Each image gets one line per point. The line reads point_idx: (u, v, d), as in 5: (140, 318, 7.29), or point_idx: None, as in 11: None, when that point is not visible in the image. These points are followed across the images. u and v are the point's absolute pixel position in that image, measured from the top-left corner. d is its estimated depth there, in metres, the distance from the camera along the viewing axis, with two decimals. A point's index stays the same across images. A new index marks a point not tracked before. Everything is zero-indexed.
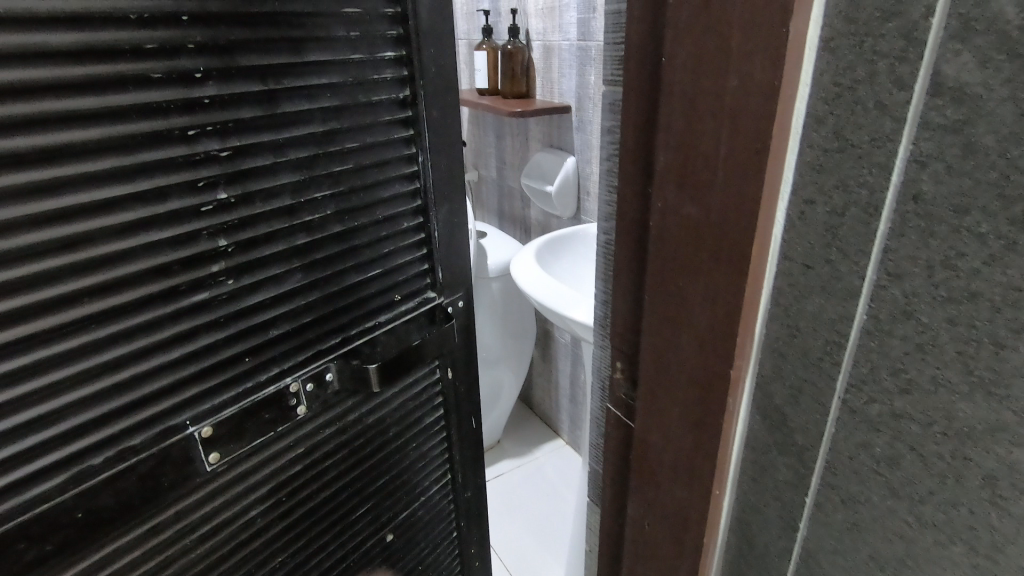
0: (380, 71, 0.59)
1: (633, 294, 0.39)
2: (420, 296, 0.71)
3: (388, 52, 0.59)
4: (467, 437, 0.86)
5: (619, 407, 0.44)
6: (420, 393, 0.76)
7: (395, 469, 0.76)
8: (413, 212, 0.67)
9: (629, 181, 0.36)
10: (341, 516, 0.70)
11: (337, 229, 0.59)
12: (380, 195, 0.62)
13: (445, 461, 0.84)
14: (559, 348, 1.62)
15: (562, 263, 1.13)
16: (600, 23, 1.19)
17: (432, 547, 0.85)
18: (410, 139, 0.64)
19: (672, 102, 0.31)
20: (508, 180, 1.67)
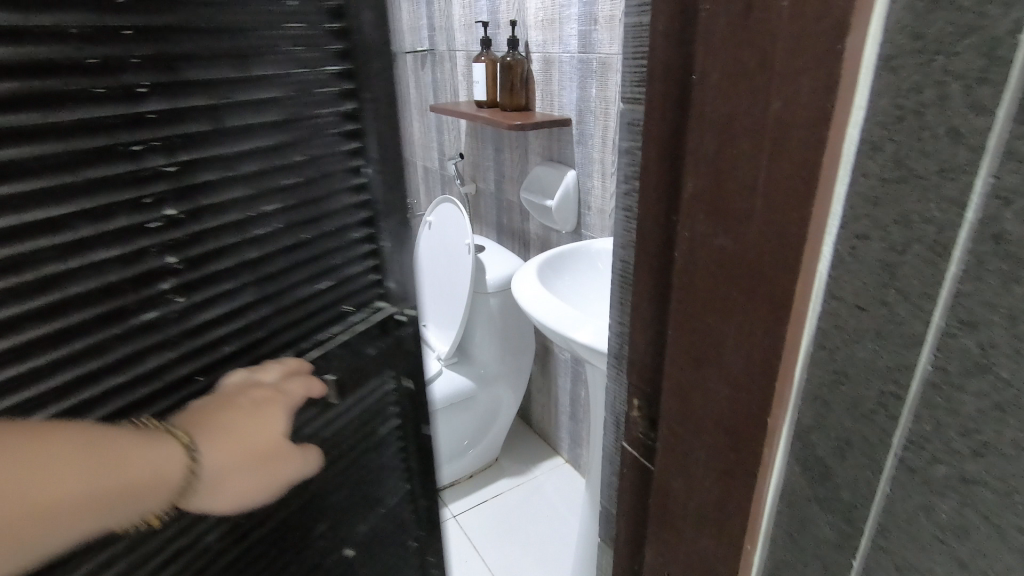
0: (326, 83, 0.56)
1: (655, 329, 0.36)
2: (370, 304, 0.69)
3: (331, 63, 0.56)
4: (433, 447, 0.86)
5: (636, 446, 0.41)
6: (375, 403, 0.74)
7: (353, 482, 0.74)
8: (363, 224, 0.65)
9: (651, 208, 0.33)
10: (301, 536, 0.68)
11: (288, 243, 0.57)
12: (330, 207, 0.60)
13: (402, 470, 0.82)
14: (559, 365, 1.59)
15: (565, 281, 1.10)
16: (602, 36, 1.17)
17: (391, 560, 0.84)
18: (358, 151, 0.62)
19: (703, 124, 0.28)
20: (506, 193, 1.65)
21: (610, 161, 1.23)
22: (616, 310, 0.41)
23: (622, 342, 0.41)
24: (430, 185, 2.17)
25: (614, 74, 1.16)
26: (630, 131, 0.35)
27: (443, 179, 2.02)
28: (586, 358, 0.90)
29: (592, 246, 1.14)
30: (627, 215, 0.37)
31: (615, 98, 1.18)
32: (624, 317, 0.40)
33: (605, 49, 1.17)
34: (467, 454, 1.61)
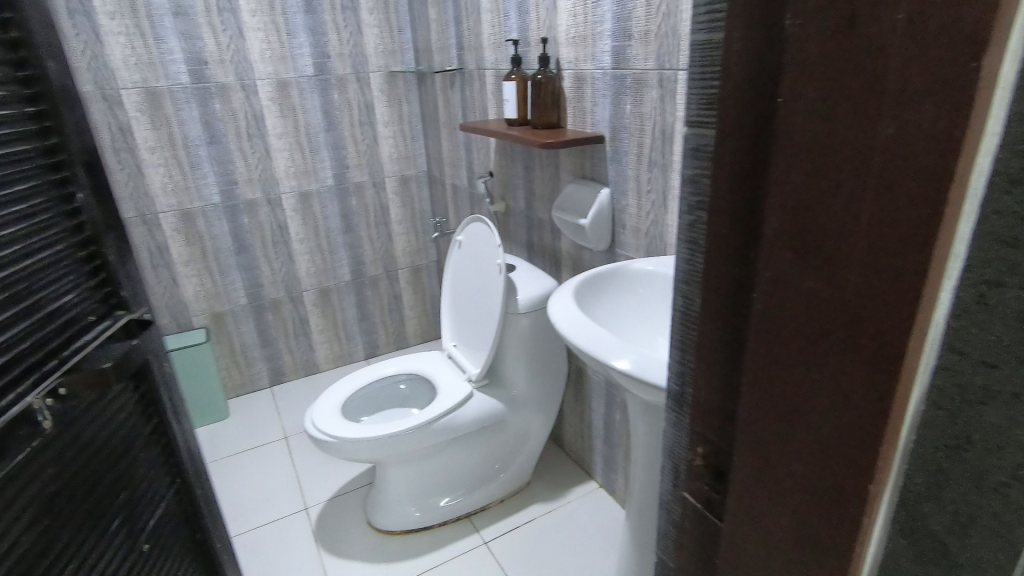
0: (24, 125, 0.68)
1: (725, 374, 0.32)
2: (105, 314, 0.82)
3: (27, 108, 0.69)
4: (184, 449, 0.98)
5: (698, 498, 0.37)
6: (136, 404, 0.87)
7: (134, 475, 0.86)
8: (78, 244, 0.78)
9: (723, 241, 0.30)
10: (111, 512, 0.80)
11: (21, 260, 0.68)
12: (47, 228, 0.72)
13: (170, 466, 0.95)
14: (592, 388, 1.55)
15: (602, 303, 1.07)
16: (636, 51, 1.15)
17: (178, 551, 0.96)
18: (65, 181, 0.75)
19: (791, 152, 0.25)
20: (537, 212, 1.63)
21: (645, 179, 1.20)
22: (676, 349, 0.38)
23: (682, 384, 0.38)
24: (459, 204, 2.16)
25: (649, 90, 1.14)
26: (694, 155, 0.32)
27: (472, 197, 2.01)
28: (626, 385, 0.87)
29: (630, 266, 1.10)
30: (691, 248, 0.34)
31: (650, 114, 1.15)
32: (685, 357, 0.37)
33: (640, 65, 1.14)
34: (497, 479, 1.62)
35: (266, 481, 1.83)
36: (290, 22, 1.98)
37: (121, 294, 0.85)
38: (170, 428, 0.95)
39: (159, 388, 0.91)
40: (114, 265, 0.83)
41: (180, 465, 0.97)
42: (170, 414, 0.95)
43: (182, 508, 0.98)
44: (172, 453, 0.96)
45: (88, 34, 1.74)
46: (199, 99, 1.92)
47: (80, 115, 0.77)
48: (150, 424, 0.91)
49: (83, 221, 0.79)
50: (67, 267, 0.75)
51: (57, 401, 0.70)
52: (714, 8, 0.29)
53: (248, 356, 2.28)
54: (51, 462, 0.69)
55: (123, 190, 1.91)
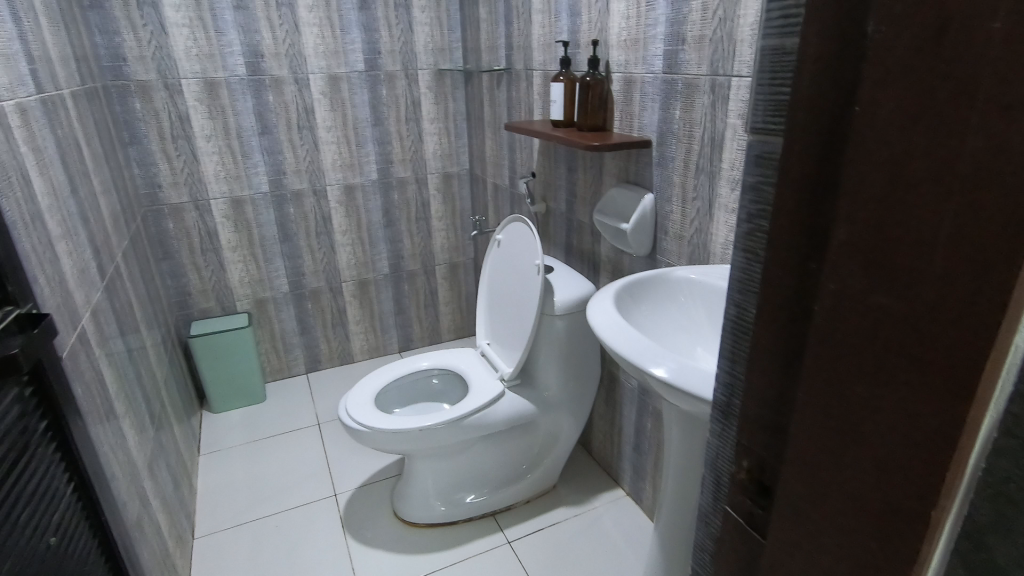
0: None
1: (777, 387, 0.32)
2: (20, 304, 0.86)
3: None
4: (85, 449, 0.99)
5: (739, 512, 0.36)
6: (25, 403, 0.87)
7: (32, 476, 0.85)
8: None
9: (782, 250, 0.30)
10: (13, 510, 0.79)
11: None
12: None
13: (66, 467, 0.95)
14: (625, 394, 1.54)
15: (642, 310, 1.05)
16: (689, 56, 1.13)
17: (80, 553, 0.95)
18: None
19: (865, 160, 0.24)
20: (578, 214, 1.62)
21: (691, 185, 1.18)
22: (725, 360, 0.37)
23: (729, 395, 0.37)
24: (499, 203, 2.17)
25: (701, 95, 1.12)
26: (759, 162, 0.31)
27: (513, 196, 2.02)
28: (663, 393, 0.86)
29: (672, 274, 1.09)
30: (748, 256, 0.33)
31: (700, 120, 1.13)
32: (735, 367, 0.36)
33: (692, 69, 1.13)
34: (523, 479, 1.62)
35: (299, 465, 1.88)
36: (343, 18, 2.02)
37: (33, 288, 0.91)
38: (68, 427, 0.95)
39: (54, 387, 0.92)
40: (1, 254, 0.84)
41: (82, 466, 0.98)
42: (71, 415, 0.95)
43: (84, 510, 0.99)
44: (73, 454, 0.96)
45: (155, 25, 1.81)
46: (254, 91, 1.99)
47: None
48: (46, 422, 0.91)
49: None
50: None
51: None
52: (789, 13, 0.28)
53: (286, 342, 2.34)
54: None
55: (178, 176, 1.99)
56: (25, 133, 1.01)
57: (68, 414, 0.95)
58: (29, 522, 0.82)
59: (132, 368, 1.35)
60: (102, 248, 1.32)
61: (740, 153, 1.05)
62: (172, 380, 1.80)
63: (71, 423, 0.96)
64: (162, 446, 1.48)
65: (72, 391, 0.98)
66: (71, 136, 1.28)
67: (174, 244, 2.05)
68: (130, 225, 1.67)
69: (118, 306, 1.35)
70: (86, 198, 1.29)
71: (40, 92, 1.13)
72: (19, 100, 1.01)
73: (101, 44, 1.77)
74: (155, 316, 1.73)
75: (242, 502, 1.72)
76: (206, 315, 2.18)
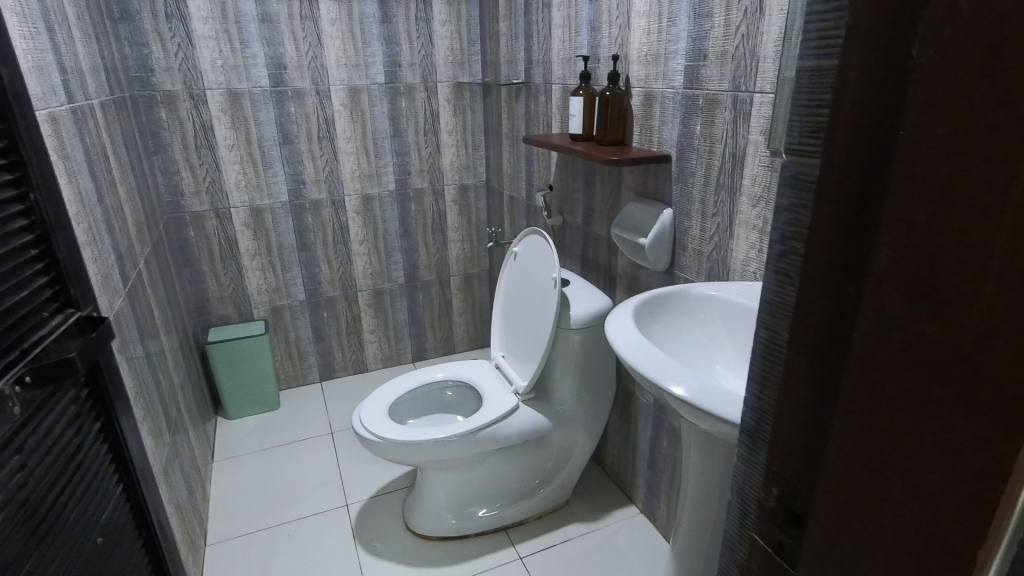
0: None
1: (812, 415, 0.31)
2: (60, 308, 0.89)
3: None
4: (129, 450, 1.04)
5: (769, 540, 0.35)
6: (81, 401, 0.92)
7: (88, 469, 0.90)
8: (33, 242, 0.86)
9: (818, 275, 0.29)
10: (73, 498, 0.85)
11: None
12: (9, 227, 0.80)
13: (114, 464, 1.00)
14: (640, 410, 1.52)
15: (662, 326, 1.05)
16: (710, 72, 1.13)
17: (127, 546, 0.99)
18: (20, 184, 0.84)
19: (908, 187, 0.24)
20: (595, 227, 1.62)
21: (711, 201, 1.18)
22: (754, 384, 0.36)
23: (757, 420, 0.36)
24: (515, 215, 2.18)
25: (721, 110, 1.12)
26: (793, 184, 0.31)
27: (529, 209, 2.02)
28: (682, 411, 0.85)
29: (691, 289, 1.08)
30: (781, 279, 0.32)
31: (721, 136, 1.13)
32: (764, 392, 0.35)
33: (713, 85, 1.13)
34: (536, 494, 1.61)
35: (311, 473, 1.88)
36: (366, 32, 2.05)
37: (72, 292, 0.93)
38: (114, 426, 1.00)
39: (108, 388, 0.99)
40: (60, 262, 0.91)
41: (124, 465, 1.03)
42: (119, 415, 1.01)
43: (128, 507, 1.03)
44: (119, 453, 1.01)
45: (182, 37, 1.85)
46: (277, 102, 2.02)
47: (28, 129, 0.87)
48: (97, 421, 0.96)
49: (35, 221, 0.87)
50: (26, 265, 0.83)
51: (24, 388, 0.75)
52: (828, 34, 0.27)
53: (301, 350, 2.36)
54: (26, 442, 0.76)
55: (200, 184, 2.02)
56: (56, 142, 1.03)
57: (117, 414, 1.01)
58: (85, 511, 0.87)
59: (151, 374, 1.36)
60: (126, 254, 1.34)
61: (761, 169, 1.05)
62: (189, 386, 1.82)
63: (115, 422, 1.00)
64: (178, 452, 1.49)
65: (120, 393, 1.03)
66: (99, 145, 1.31)
67: (194, 251, 2.08)
68: (152, 232, 1.70)
69: (139, 312, 1.37)
70: (111, 205, 1.31)
71: (71, 102, 1.16)
72: (52, 110, 1.04)
73: (130, 55, 1.81)
74: (174, 322, 1.75)
75: (255, 509, 1.73)
76: (224, 322, 2.21)
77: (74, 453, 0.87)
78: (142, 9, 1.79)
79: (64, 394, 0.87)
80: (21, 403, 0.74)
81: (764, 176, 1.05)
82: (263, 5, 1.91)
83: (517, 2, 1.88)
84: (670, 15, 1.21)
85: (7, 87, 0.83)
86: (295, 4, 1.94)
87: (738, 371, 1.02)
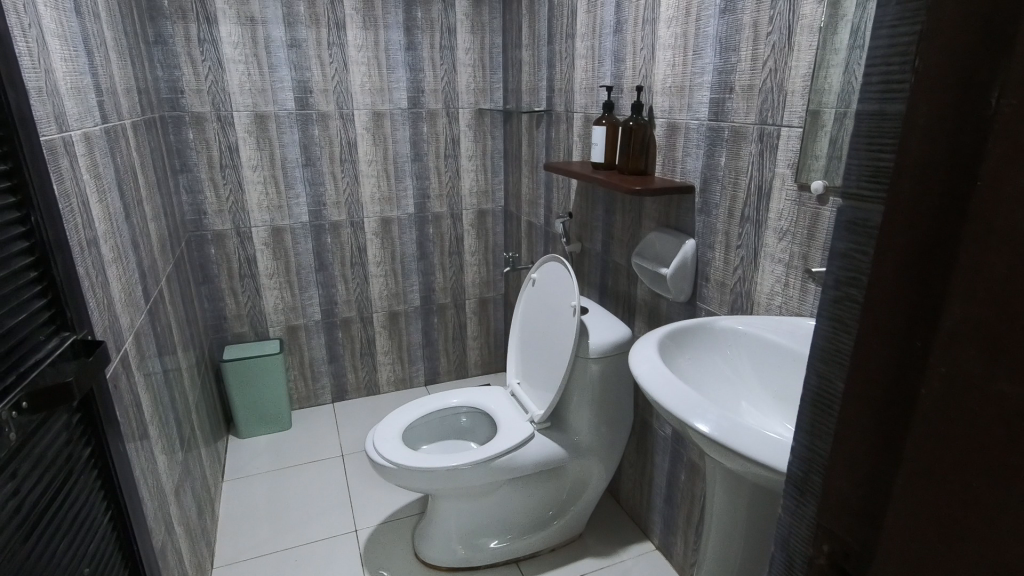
0: None
1: (871, 470, 0.29)
2: (56, 332, 0.86)
3: None
4: (120, 479, 1.01)
5: None
6: (72, 427, 0.89)
7: (75, 500, 0.87)
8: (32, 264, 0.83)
9: (882, 323, 0.28)
10: (59, 529, 0.82)
11: None
12: (9, 250, 0.77)
13: (103, 493, 0.97)
14: (658, 442, 1.50)
15: (686, 358, 1.03)
16: (736, 105, 1.14)
17: None
18: (23, 206, 0.81)
19: (983, 237, 0.23)
20: (614, 255, 1.61)
21: (736, 233, 1.17)
22: (803, 433, 0.34)
23: (806, 471, 0.34)
24: (533, 240, 2.18)
25: (748, 143, 1.12)
26: (851, 229, 0.29)
27: (547, 235, 2.02)
28: (706, 448, 0.83)
29: (715, 323, 1.06)
30: (837, 326, 0.31)
31: (747, 168, 1.13)
32: (815, 443, 0.33)
33: (740, 118, 1.13)
34: (549, 526, 1.57)
35: (320, 496, 1.86)
36: (391, 58, 2.10)
37: (67, 315, 0.90)
38: (108, 453, 0.97)
39: (100, 413, 0.96)
40: (59, 284, 0.88)
41: (115, 493, 0.99)
42: (110, 443, 0.98)
43: (116, 536, 1.00)
44: (109, 482, 0.98)
45: (213, 60, 1.90)
46: (301, 125, 2.05)
47: (33, 149, 0.84)
48: (89, 448, 0.93)
49: (36, 242, 0.84)
50: (23, 290, 0.80)
51: (21, 412, 0.74)
52: (892, 78, 0.27)
53: (315, 370, 2.35)
54: (15, 471, 0.74)
55: (223, 204, 2.05)
56: (88, 162, 1.05)
57: (108, 443, 0.98)
58: (69, 545, 0.84)
59: (167, 392, 1.36)
60: (148, 271, 1.35)
61: (789, 203, 1.04)
62: (203, 404, 1.81)
63: (107, 450, 0.97)
64: (190, 470, 1.48)
65: (113, 424, 1.00)
66: (128, 163, 1.33)
67: (214, 269, 2.10)
68: (175, 249, 1.72)
69: (158, 329, 1.38)
70: (138, 222, 1.33)
71: (105, 122, 1.19)
72: (86, 129, 1.06)
73: (162, 77, 1.86)
74: (191, 339, 1.76)
75: (264, 531, 1.71)
76: (239, 340, 2.21)
77: (63, 481, 0.85)
78: (175, 33, 1.85)
79: (56, 421, 0.85)
80: (18, 427, 0.73)
81: (791, 210, 1.04)
82: (293, 31, 1.96)
83: (541, 32, 1.91)
84: (696, 49, 1.22)
85: (14, 106, 0.80)
86: (324, 31, 1.99)
87: (765, 409, 1.00)
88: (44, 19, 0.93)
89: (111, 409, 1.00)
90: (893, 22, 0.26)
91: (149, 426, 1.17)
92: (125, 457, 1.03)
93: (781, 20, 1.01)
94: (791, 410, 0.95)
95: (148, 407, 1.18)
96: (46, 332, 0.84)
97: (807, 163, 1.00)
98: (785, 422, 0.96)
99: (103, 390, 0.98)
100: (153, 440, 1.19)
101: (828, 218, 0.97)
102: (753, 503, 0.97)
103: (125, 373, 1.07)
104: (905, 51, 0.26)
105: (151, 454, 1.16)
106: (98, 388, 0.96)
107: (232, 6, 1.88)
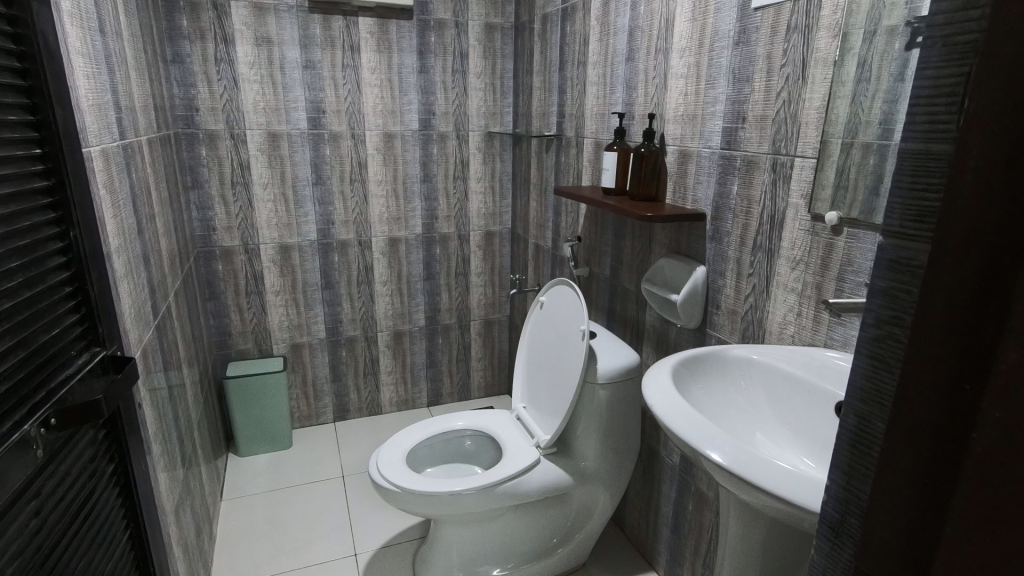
0: (31, 180, 0.76)
1: (916, 517, 0.28)
2: (87, 348, 0.88)
3: (35, 165, 0.77)
4: (140, 499, 1.00)
5: None
6: (97, 443, 0.89)
7: (96, 522, 0.86)
8: (69, 278, 0.85)
9: (924, 367, 0.27)
10: (79, 550, 0.80)
11: (25, 295, 0.73)
12: (48, 265, 0.79)
13: (123, 516, 0.95)
14: (665, 470, 1.48)
15: (699, 385, 1.03)
16: (749, 134, 1.15)
17: None
18: (63, 221, 0.84)
19: None
20: (623, 281, 1.61)
21: (747, 261, 1.18)
22: (838, 473, 0.33)
23: (841, 512, 0.33)
24: (540, 263, 2.18)
25: (761, 172, 1.13)
26: (892, 267, 0.29)
27: (555, 258, 2.03)
28: (718, 478, 0.81)
29: (729, 351, 1.06)
30: (876, 365, 0.30)
31: (759, 197, 1.13)
32: (852, 483, 0.32)
33: (752, 147, 1.14)
34: (552, 555, 1.55)
35: (321, 518, 1.83)
36: (403, 81, 2.13)
37: (98, 330, 0.91)
38: (129, 470, 0.97)
39: (125, 431, 0.96)
40: (92, 300, 0.89)
41: (134, 513, 0.99)
42: (132, 459, 0.98)
43: (133, 558, 0.99)
44: (129, 498, 0.98)
45: (228, 79, 1.93)
46: (313, 144, 2.07)
47: (72, 165, 0.86)
48: (112, 464, 0.93)
49: (72, 258, 0.86)
50: (59, 305, 0.81)
51: (49, 430, 0.73)
52: (937, 119, 0.27)
53: (317, 389, 2.33)
54: (39, 490, 0.73)
55: (232, 220, 2.06)
56: (105, 177, 1.05)
57: (131, 459, 0.97)
58: (90, 563, 0.83)
59: (171, 408, 1.35)
60: (158, 288, 1.35)
61: (802, 233, 1.05)
62: (206, 423, 1.80)
63: (129, 467, 0.97)
64: (190, 489, 1.47)
65: (136, 442, 1.00)
66: (143, 180, 1.34)
67: (220, 285, 2.10)
68: (183, 265, 1.71)
69: (165, 344, 1.37)
70: (149, 237, 1.33)
71: (123, 139, 1.20)
72: (105, 145, 1.07)
73: (178, 95, 1.89)
74: (196, 354, 1.75)
75: (262, 552, 1.68)
76: (243, 357, 2.20)
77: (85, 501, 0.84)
78: (193, 53, 1.88)
79: (83, 440, 0.84)
80: (45, 445, 0.72)
81: (805, 240, 1.04)
82: (308, 52, 1.99)
83: (553, 59, 1.94)
84: (708, 79, 1.24)
85: (58, 125, 0.82)
86: (338, 53, 2.02)
87: (780, 441, 0.98)
88: (70, 38, 0.95)
89: (135, 424, 1.00)
90: (938, 64, 0.26)
91: (152, 443, 1.16)
92: (145, 475, 1.03)
93: (795, 53, 1.02)
94: (807, 442, 0.94)
95: (153, 425, 1.17)
96: (77, 347, 0.85)
97: (820, 194, 1.01)
98: (800, 454, 0.94)
99: (128, 408, 0.97)
100: (156, 457, 1.17)
101: (842, 248, 0.97)
102: (767, 536, 0.96)
103: (136, 391, 1.06)
104: (952, 90, 0.26)
105: (154, 472, 1.14)
106: (123, 408, 0.95)
107: (249, 28, 1.91)
